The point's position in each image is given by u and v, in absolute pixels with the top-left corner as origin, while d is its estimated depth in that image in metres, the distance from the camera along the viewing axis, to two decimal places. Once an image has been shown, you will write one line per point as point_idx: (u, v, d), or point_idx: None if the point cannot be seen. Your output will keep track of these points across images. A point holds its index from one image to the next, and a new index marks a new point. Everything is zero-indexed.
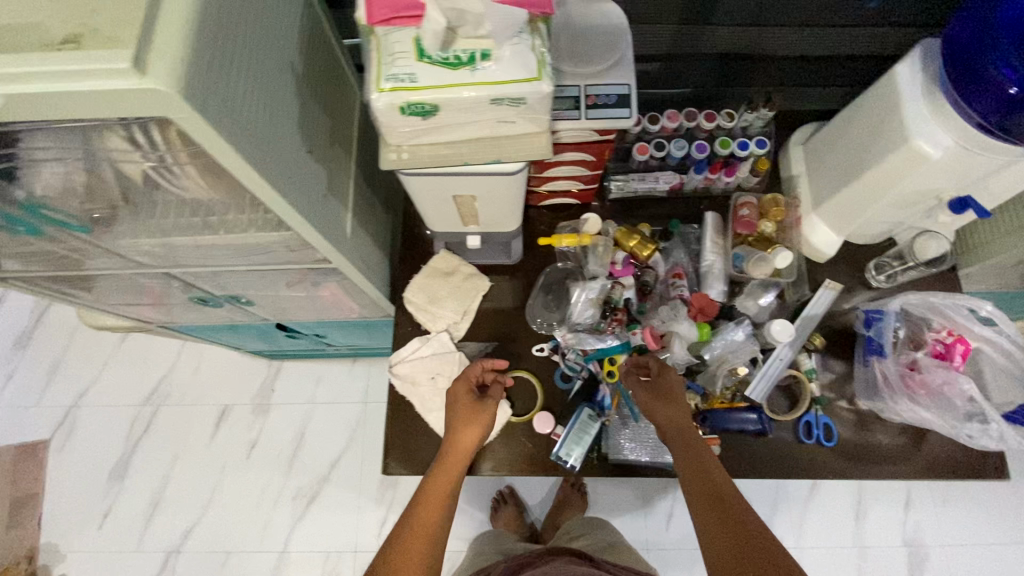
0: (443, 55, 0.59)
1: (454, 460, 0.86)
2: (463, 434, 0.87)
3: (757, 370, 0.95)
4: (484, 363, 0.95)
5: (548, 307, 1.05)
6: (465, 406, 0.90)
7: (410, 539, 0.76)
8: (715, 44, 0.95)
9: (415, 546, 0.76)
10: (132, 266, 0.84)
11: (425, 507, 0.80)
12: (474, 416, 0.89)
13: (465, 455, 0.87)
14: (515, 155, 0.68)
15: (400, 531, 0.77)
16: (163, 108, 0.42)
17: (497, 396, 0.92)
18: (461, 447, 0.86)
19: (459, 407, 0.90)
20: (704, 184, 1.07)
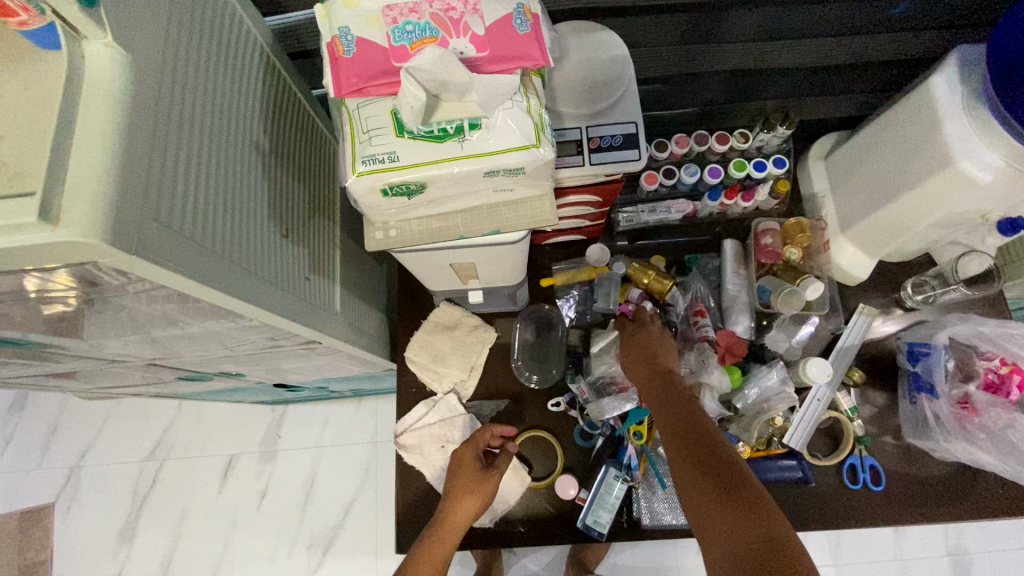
0: (427, 128, 0.51)
1: (447, 539, 0.76)
2: (461, 509, 0.78)
3: (795, 415, 0.87)
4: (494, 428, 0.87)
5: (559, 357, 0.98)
6: (469, 478, 0.81)
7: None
8: (724, 61, 0.87)
9: None
10: (104, 359, 0.76)
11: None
12: (477, 492, 0.79)
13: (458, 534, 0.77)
14: (515, 223, 0.60)
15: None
16: (88, 257, 0.34)
17: (504, 467, 0.84)
18: (455, 527, 0.77)
19: (461, 479, 0.81)
20: (720, 210, 0.98)
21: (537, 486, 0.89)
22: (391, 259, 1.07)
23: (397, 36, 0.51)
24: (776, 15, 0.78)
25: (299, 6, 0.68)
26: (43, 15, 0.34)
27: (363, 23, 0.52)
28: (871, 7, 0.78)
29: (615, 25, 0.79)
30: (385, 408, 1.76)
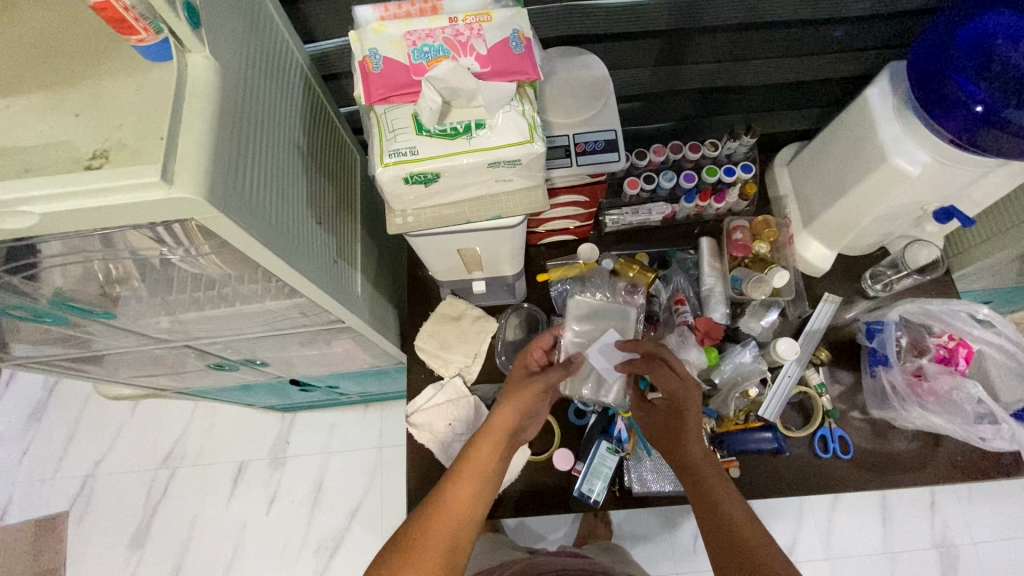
0: (441, 127, 0.63)
1: (497, 436, 0.83)
2: (508, 411, 0.85)
3: (767, 390, 0.98)
4: (541, 345, 0.91)
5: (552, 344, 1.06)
6: (519, 388, 0.88)
7: (437, 513, 0.75)
8: (693, 80, 1.00)
9: (438, 520, 0.74)
10: (150, 341, 0.86)
11: (462, 481, 0.78)
12: (526, 397, 0.86)
13: (508, 433, 0.84)
14: (513, 210, 0.71)
15: (435, 505, 0.75)
16: (189, 212, 0.45)
17: (554, 378, 0.87)
18: (503, 428, 0.84)
19: (510, 387, 0.88)
20: (696, 212, 1.11)
21: (535, 460, 0.98)
22: (402, 238, 1.19)
23: (416, 55, 0.64)
24: (734, 41, 0.92)
25: (330, 36, 0.81)
26: (159, 33, 0.45)
27: (388, 46, 0.65)
28: (815, 33, 0.92)
29: (597, 50, 0.92)
30: (390, 414, 1.83)
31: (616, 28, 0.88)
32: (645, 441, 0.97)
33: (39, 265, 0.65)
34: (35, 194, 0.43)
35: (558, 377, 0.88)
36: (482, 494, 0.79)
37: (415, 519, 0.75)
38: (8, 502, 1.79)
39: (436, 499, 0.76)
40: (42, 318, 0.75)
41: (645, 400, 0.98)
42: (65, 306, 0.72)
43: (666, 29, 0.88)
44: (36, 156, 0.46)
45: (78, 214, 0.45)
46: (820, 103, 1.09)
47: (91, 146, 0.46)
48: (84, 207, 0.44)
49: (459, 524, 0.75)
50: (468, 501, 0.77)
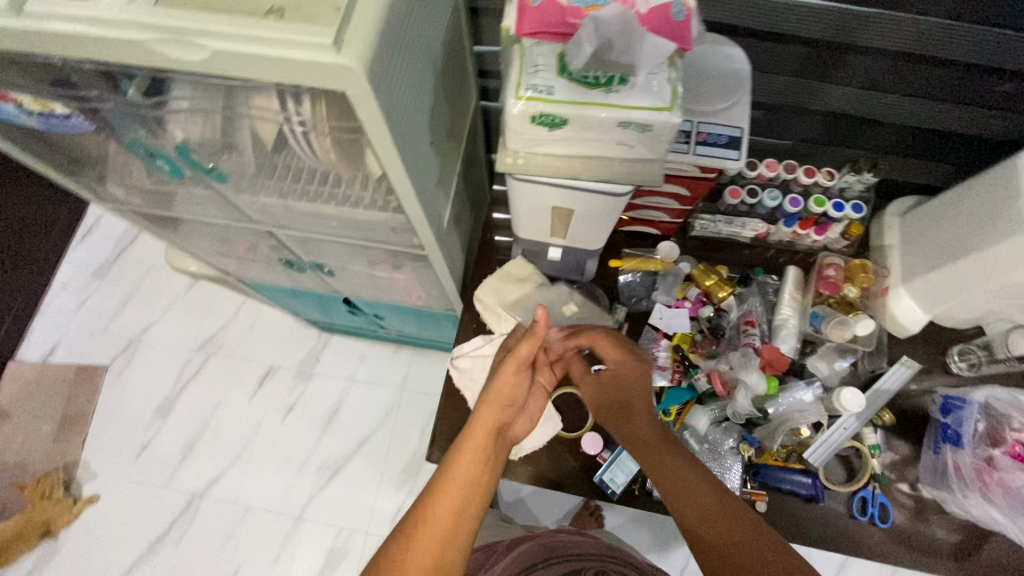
0: (582, 74, 0.61)
1: (475, 443, 0.72)
2: (485, 408, 0.76)
3: (819, 435, 0.94)
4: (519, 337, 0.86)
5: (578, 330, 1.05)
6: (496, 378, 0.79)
7: (414, 538, 0.62)
8: (830, 101, 0.95)
9: (423, 545, 0.62)
10: (239, 219, 0.89)
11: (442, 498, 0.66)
12: (499, 392, 0.78)
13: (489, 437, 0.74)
14: (627, 178, 0.69)
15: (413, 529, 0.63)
16: (344, 82, 0.46)
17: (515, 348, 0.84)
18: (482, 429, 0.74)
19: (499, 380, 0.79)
20: (790, 238, 1.06)
21: (562, 437, 0.97)
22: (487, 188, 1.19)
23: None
24: (888, 69, 0.87)
25: None
26: None
27: None
28: (977, 81, 0.86)
29: (743, 44, 0.88)
30: (419, 360, 1.86)
31: (770, 27, 0.84)
32: (679, 450, 0.94)
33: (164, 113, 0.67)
34: (211, 28, 0.44)
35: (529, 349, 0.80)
36: (469, 503, 0.67)
37: (388, 549, 0.62)
38: (57, 343, 1.92)
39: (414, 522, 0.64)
40: (161, 165, 0.78)
41: (689, 409, 0.95)
42: (187, 153, 0.73)
43: (823, 40, 0.84)
44: None
45: (239, 58, 0.46)
46: (955, 159, 1.02)
47: None
48: (243, 51, 0.45)
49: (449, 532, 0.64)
50: (450, 521, 0.64)
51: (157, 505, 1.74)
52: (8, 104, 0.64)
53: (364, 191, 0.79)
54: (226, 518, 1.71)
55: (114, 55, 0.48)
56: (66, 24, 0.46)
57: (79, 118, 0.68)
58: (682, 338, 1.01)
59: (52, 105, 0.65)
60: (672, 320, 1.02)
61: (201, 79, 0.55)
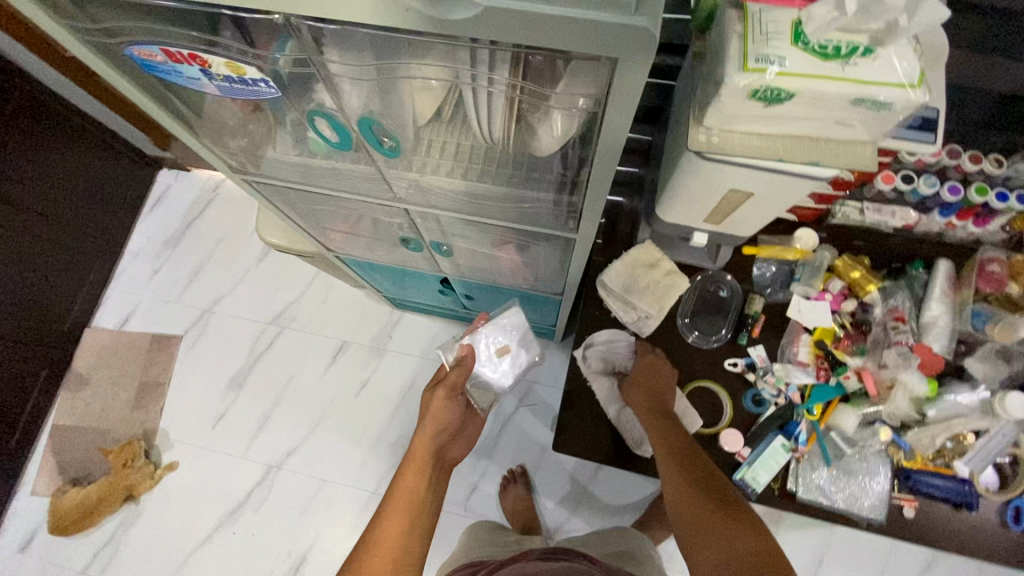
0: (821, 43, 0.55)
1: (417, 462, 0.98)
2: (427, 425, 1.01)
3: (976, 442, 0.90)
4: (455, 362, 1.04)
5: (709, 320, 1.00)
6: (430, 405, 1.03)
7: (375, 554, 0.86)
8: (1014, 81, 0.87)
9: (379, 553, 0.86)
10: (377, 194, 0.85)
11: (392, 519, 0.91)
12: (433, 420, 1.01)
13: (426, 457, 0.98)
14: (837, 161, 0.63)
15: (367, 548, 0.87)
16: (630, 47, 0.40)
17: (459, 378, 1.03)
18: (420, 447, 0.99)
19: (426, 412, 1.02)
20: (943, 229, 0.99)
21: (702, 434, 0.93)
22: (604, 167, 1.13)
23: None
24: None
25: None
26: None
27: None
28: None
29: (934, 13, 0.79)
30: None
31: None
32: (826, 451, 0.90)
33: (338, 76, 0.61)
34: None
35: (456, 377, 1.03)
36: (411, 520, 0.92)
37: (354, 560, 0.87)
38: (131, 312, 1.92)
39: (367, 542, 0.88)
40: (327, 138, 0.74)
41: (834, 408, 0.91)
42: (367, 128, 0.68)
43: None
44: None
45: (508, 14, 0.40)
46: None
47: None
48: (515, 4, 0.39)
49: (402, 542, 0.88)
50: (398, 534, 0.89)
51: (233, 475, 1.74)
52: (189, 66, 0.60)
53: (531, 170, 0.75)
54: (303, 491, 1.71)
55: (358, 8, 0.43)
56: None
57: (264, 85, 0.63)
58: (823, 332, 0.95)
59: (245, 70, 0.60)
60: (812, 312, 0.95)
61: (381, 32, 0.52)
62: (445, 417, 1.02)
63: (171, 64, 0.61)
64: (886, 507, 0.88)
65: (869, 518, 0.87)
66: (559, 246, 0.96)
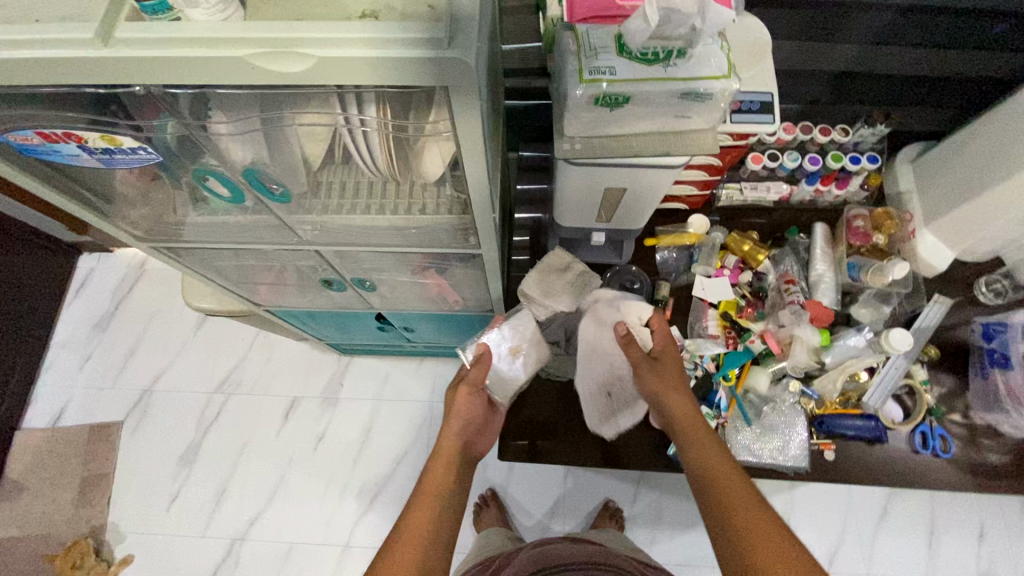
0: (641, 51, 0.63)
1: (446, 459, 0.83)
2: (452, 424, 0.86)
3: (874, 378, 0.99)
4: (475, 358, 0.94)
5: None
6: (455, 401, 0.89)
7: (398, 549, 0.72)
8: (839, 61, 1.00)
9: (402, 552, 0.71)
10: (287, 242, 0.88)
11: (417, 512, 0.76)
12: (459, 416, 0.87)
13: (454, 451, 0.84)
14: (684, 149, 0.71)
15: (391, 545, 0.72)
16: (455, 76, 0.46)
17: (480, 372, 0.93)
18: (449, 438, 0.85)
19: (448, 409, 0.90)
20: (813, 196, 1.11)
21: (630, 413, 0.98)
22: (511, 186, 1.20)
23: None
24: (895, 20, 0.91)
25: None
26: None
27: None
28: (973, 25, 0.91)
29: (757, 15, 0.91)
30: (445, 370, 1.84)
31: None
32: (746, 412, 0.97)
33: (216, 134, 0.65)
34: (319, 34, 0.44)
35: (479, 374, 0.93)
36: (441, 516, 0.76)
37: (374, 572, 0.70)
38: (65, 405, 1.83)
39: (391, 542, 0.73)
40: (223, 194, 0.77)
41: (747, 371, 0.98)
42: (254, 177, 0.71)
43: None
44: (309, 9, 0.48)
45: (343, 62, 0.45)
46: (954, 102, 1.09)
47: (359, 6, 0.48)
48: (341, 54, 0.45)
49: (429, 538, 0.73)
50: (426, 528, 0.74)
51: (194, 558, 1.66)
52: (67, 144, 0.63)
53: (428, 197, 0.80)
54: (272, 559, 1.65)
55: (211, 76, 0.47)
56: (172, 48, 0.45)
57: (145, 152, 0.66)
58: (728, 304, 1.03)
59: (121, 141, 0.63)
60: (715, 288, 1.03)
61: (246, 90, 0.56)
62: (470, 413, 0.88)
63: (49, 145, 0.63)
64: (809, 454, 0.95)
65: (794, 467, 0.94)
66: (474, 265, 1.01)
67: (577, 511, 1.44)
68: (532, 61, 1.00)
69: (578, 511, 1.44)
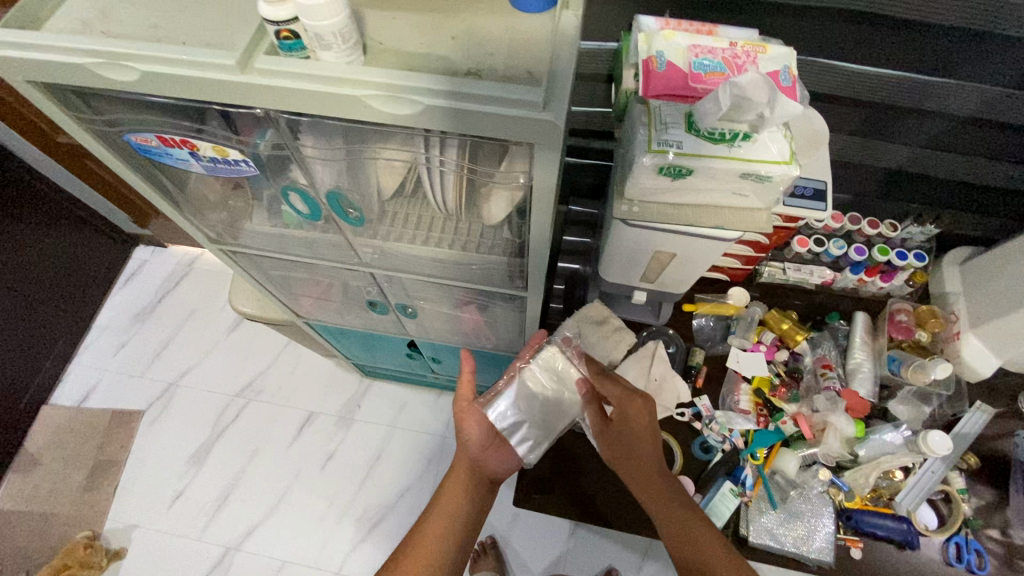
0: (710, 130, 0.68)
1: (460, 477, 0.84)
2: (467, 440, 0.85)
3: (908, 479, 0.97)
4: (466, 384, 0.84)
5: None
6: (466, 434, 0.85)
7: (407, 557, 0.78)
8: (891, 159, 1.04)
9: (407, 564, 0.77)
10: (348, 262, 0.93)
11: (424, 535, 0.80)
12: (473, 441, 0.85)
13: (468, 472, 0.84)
14: (739, 225, 0.75)
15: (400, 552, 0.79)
16: (544, 136, 0.51)
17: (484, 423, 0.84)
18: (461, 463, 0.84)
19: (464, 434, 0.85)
20: (856, 285, 1.12)
21: None
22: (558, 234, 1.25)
23: (697, 65, 0.70)
24: (950, 130, 0.95)
25: (590, 36, 0.89)
26: None
27: (673, 53, 0.71)
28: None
29: (815, 106, 0.96)
30: None
31: (850, 93, 0.92)
32: (771, 494, 0.95)
33: (307, 157, 0.71)
34: (426, 84, 0.50)
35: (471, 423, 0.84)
36: (452, 531, 0.80)
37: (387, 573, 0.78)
38: (93, 388, 1.89)
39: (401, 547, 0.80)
40: (301, 211, 0.83)
41: (776, 452, 0.96)
42: (336, 201, 0.77)
43: (894, 104, 0.92)
44: (419, 62, 0.54)
45: (447, 110, 0.51)
46: (1003, 212, 1.11)
47: (464, 63, 0.54)
48: (443, 105, 0.50)
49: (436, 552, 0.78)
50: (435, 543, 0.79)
51: (185, 561, 1.64)
52: (180, 149, 0.69)
53: (485, 238, 0.85)
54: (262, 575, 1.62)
55: (326, 110, 0.53)
56: (299, 82, 0.51)
57: (246, 165, 0.72)
58: (760, 381, 1.02)
59: (228, 153, 0.69)
60: (749, 362, 1.03)
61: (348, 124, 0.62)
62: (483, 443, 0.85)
63: (164, 148, 0.69)
64: (834, 549, 0.92)
65: (818, 558, 0.91)
66: (514, 306, 1.04)
67: (584, 568, 1.39)
68: (595, 124, 1.06)
69: (584, 568, 1.39)
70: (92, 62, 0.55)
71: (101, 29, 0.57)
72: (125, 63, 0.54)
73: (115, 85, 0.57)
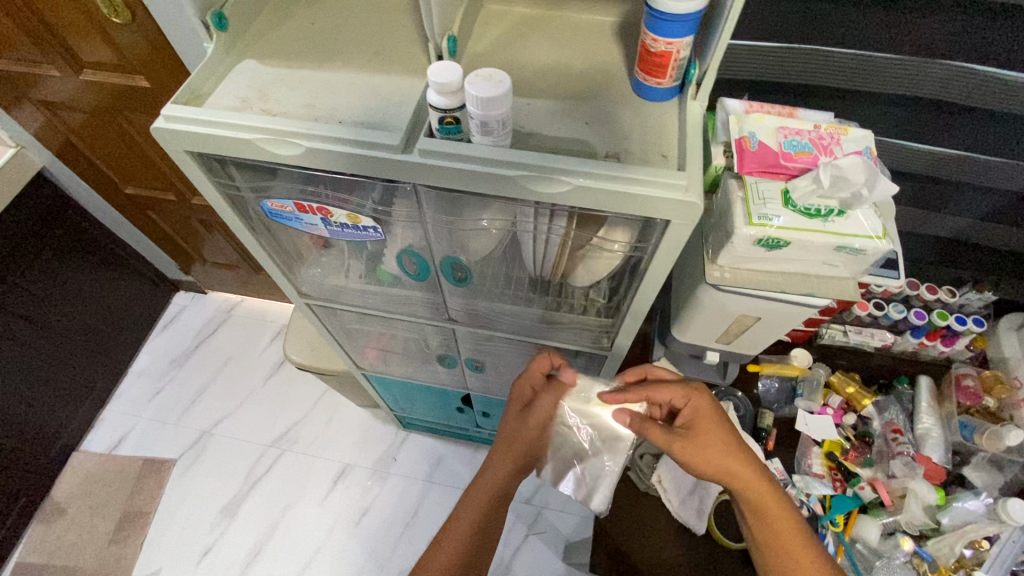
0: (805, 206, 0.72)
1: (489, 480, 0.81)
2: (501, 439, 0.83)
3: (992, 551, 0.95)
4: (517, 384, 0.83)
5: None
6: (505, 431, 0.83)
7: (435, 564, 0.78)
8: (945, 229, 1.09)
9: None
10: (432, 319, 0.96)
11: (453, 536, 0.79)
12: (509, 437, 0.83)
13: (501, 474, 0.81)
14: (828, 292, 0.78)
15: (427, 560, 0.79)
16: (683, 215, 0.55)
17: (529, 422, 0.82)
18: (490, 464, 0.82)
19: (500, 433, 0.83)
20: (916, 348, 1.14)
21: (709, 528, 0.97)
22: None
23: (787, 146, 0.75)
24: (1003, 204, 1.01)
25: None
26: (673, 83, 0.60)
27: (764, 133, 0.77)
28: None
29: None
30: None
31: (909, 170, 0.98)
32: (855, 563, 0.91)
33: (422, 222, 0.75)
34: (578, 166, 0.54)
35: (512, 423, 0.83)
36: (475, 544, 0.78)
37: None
38: (126, 435, 1.87)
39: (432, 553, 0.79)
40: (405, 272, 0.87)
41: (855, 519, 0.95)
42: (448, 265, 0.81)
43: (949, 179, 0.99)
44: (559, 144, 0.59)
45: (594, 190, 0.55)
46: None
47: (602, 147, 0.59)
48: (592, 186, 0.55)
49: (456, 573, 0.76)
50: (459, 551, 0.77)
51: None
52: (313, 215, 0.73)
53: (573, 299, 0.88)
54: None
55: (476, 185, 0.58)
56: (457, 162, 0.56)
57: (372, 232, 0.76)
58: (832, 445, 1.01)
59: (360, 220, 0.73)
60: (818, 425, 1.02)
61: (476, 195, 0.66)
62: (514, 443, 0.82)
63: (297, 214, 0.74)
64: None
65: None
66: (584, 363, 1.06)
67: None
68: None
69: None
70: (260, 138, 0.60)
71: (262, 107, 0.63)
72: (292, 140, 0.59)
73: (279, 159, 0.62)
